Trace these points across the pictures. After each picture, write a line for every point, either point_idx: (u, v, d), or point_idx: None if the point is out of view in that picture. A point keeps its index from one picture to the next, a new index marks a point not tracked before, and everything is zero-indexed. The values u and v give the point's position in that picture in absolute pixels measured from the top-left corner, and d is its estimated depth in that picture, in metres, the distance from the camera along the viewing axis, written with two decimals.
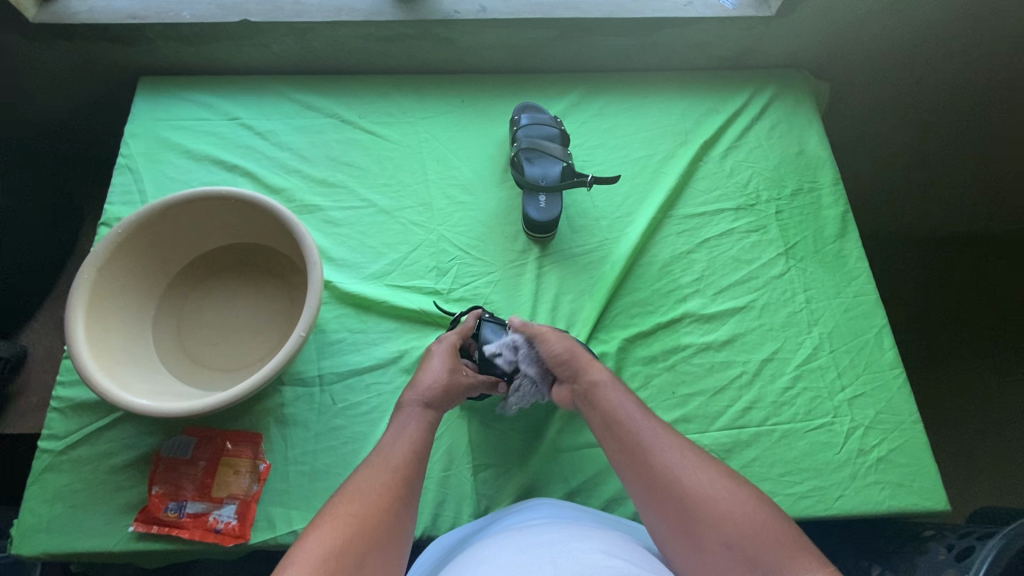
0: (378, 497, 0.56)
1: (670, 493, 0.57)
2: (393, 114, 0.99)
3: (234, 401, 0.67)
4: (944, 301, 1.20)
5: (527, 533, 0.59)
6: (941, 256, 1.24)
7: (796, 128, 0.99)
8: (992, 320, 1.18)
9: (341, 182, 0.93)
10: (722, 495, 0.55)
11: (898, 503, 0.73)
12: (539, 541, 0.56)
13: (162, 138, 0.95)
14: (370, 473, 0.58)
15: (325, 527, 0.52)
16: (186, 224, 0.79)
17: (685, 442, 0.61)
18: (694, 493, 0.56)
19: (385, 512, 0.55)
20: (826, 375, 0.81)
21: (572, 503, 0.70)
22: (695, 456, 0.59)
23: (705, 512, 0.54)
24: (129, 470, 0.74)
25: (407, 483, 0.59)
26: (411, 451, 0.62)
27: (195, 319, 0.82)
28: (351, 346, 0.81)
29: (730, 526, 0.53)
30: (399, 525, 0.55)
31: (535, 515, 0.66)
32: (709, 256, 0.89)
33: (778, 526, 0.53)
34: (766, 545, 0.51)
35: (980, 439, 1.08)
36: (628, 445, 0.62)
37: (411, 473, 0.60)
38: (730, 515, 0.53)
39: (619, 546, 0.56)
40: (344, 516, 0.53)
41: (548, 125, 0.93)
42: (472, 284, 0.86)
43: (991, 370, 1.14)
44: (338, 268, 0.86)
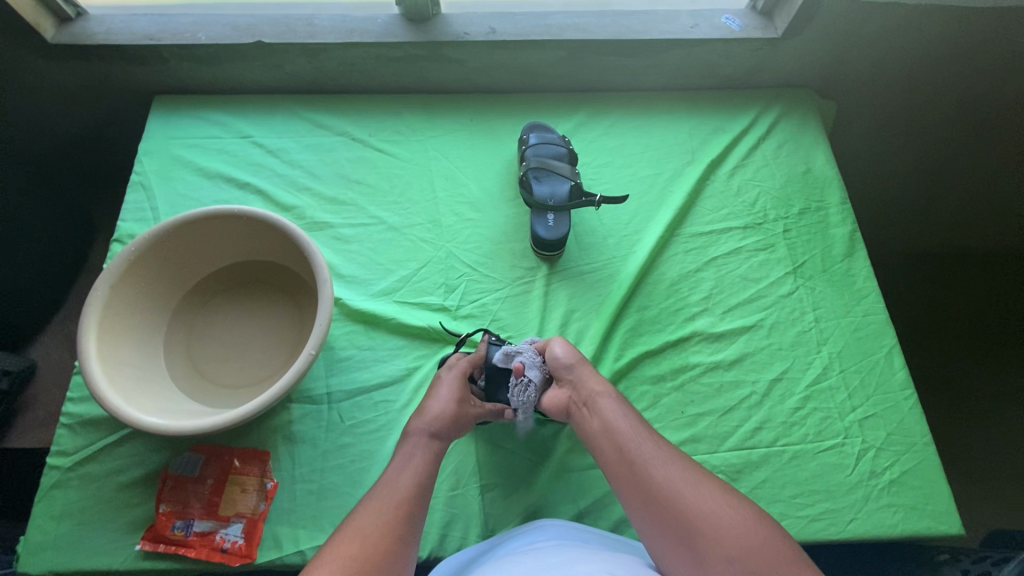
0: (380, 532, 0.56)
1: (670, 510, 0.56)
2: (403, 132, 1.00)
3: (244, 420, 0.67)
4: (953, 320, 1.20)
5: (535, 555, 0.59)
6: (951, 273, 1.23)
7: (803, 147, 1.00)
8: (1004, 340, 1.17)
9: (351, 200, 0.93)
10: (725, 514, 0.54)
11: (912, 527, 0.72)
12: (545, 564, 0.56)
13: (176, 156, 0.96)
14: (372, 508, 0.58)
15: (324, 571, 0.52)
16: (198, 242, 0.80)
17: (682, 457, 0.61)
18: (699, 509, 0.55)
19: (386, 553, 0.55)
20: (837, 396, 0.80)
21: (579, 525, 0.69)
22: (695, 473, 0.59)
23: (707, 530, 0.53)
24: (136, 487, 0.74)
25: (412, 519, 0.59)
26: (416, 484, 0.61)
27: (205, 336, 0.82)
28: (359, 363, 0.82)
29: (737, 544, 0.52)
30: (401, 561, 0.55)
31: (545, 537, 0.65)
32: (716, 274, 0.89)
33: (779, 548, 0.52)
34: (770, 566, 0.50)
35: (993, 462, 1.07)
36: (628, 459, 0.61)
37: (415, 507, 0.60)
38: (731, 535, 0.53)
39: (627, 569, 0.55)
40: (344, 559, 0.53)
41: (555, 144, 0.94)
42: (481, 301, 0.86)
43: (1004, 391, 1.13)
44: (346, 284, 0.87)
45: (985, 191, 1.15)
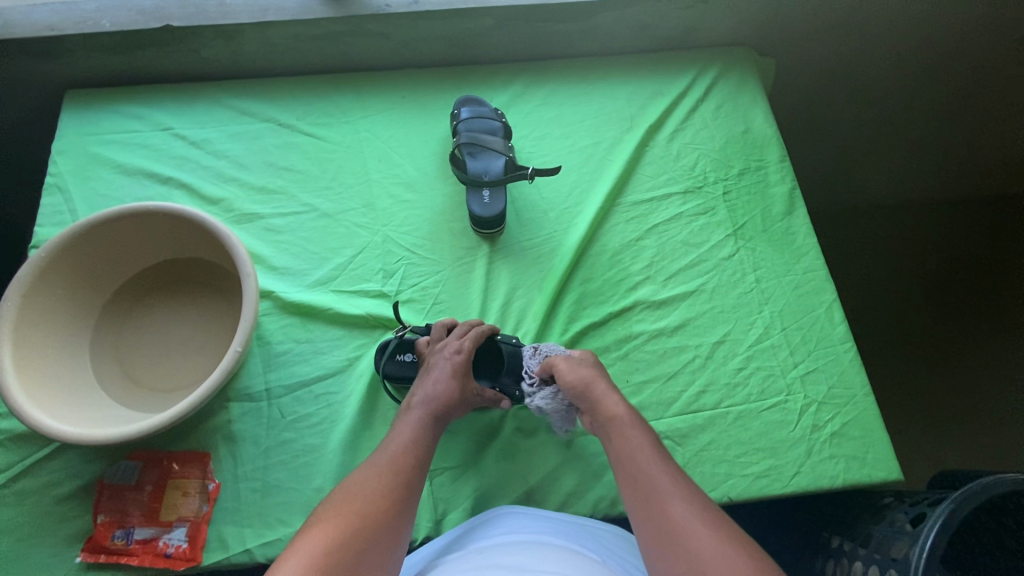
0: (373, 497, 0.58)
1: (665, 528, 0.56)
2: (332, 114, 0.96)
3: (173, 423, 0.65)
4: (912, 271, 1.20)
5: (491, 554, 0.58)
6: (908, 222, 1.24)
7: (742, 106, 0.98)
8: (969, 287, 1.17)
9: (281, 188, 0.90)
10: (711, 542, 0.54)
11: (853, 476, 0.74)
12: (496, 564, 0.55)
13: (92, 153, 0.91)
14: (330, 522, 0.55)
15: (319, 530, 0.54)
16: (117, 242, 0.77)
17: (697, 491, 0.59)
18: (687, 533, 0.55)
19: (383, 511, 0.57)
20: (779, 354, 0.81)
21: (545, 512, 0.68)
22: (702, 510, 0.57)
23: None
24: (72, 500, 0.72)
25: (402, 482, 0.61)
26: (410, 453, 0.63)
27: (134, 341, 0.79)
28: (297, 357, 0.80)
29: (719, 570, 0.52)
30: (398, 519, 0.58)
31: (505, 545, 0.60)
32: (658, 241, 0.88)
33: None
34: None
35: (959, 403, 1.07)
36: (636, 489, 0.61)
37: (412, 472, 0.62)
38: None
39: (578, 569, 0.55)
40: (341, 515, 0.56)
41: (489, 118, 0.90)
42: (420, 284, 0.84)
43: (966, 335, 1.13)
44: (280, 277, 0.84)
45: (933, 136, 1.17)
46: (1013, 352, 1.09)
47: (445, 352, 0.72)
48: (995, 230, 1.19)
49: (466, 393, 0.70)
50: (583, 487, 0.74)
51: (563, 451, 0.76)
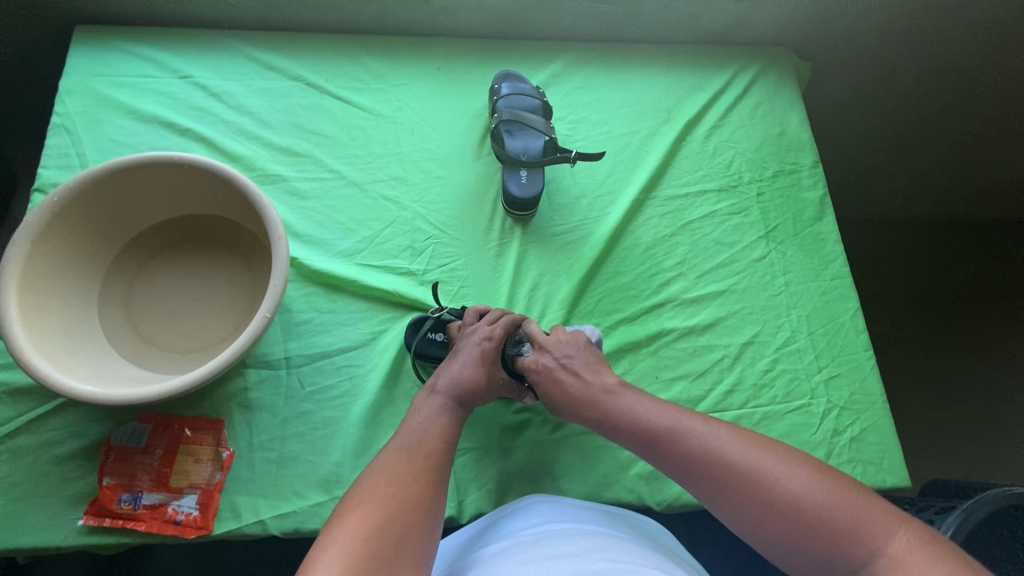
0: (409, 476, 0.54)
1: (726, 479, 0.53)
2: (364, 78, 0.92)
3: (195, 385, 0.62)
4: (919, 286, 1.21)
5: (546, 543, 0.55)
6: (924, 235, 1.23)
7: (779, 107, 0.98)
8: (975, 307, 1.17)
9: (306, 151, 0.86)
10: (782, 475, 0.51)
11: (869, 481, 0.75)
12: (558, 553, 0.53)
13: (104, 96, 0.86)
14: (360, 522, 0.49)
15: (357, 511, 0.50)
16: (134, 192, 0.72)
17: (760, 438, 0.56)
18: (753, 474, 0.52)
19: (420, 490, 0.54)
20: (803, 358, 0.82)
21: (570, 501, 0.67)
22: (787, 459, 0.53)
23: (841, 532, 0.48)
24: (77, 459, 0.68)
25: (434, 460, 0.58)
26: (441, 430, 0.61)
27: (146, 298, 0.75)
28: (319, 327, 0.77)
29: (802, 501, 0.50)
30: (435, 498, 0.54)
31: (546, 540, 0.56)
32: (691, 239, 0.88)
33: (939, 550, 0.45)
34: (839, 513, 0.48)
35: (953, 417, 1.11)
36: (712, 468, 0.54)
37: (441, 451, 0.59)
38: (871, 534, 0.47)
39: (635, 554, 0.54)
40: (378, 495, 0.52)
41: (528, 96, 0.88)
42: (449, 265, 0.82)
43: (969, 355, 1.14)
44: (303, 244, 0.81)
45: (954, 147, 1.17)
46: (1002, 375, 1.11)
47: (475, 337, 0.69)
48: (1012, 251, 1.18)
49: (492, 382, 0.68)
50: (610, 477, 0.74)
51: (588, 441, 0.76)
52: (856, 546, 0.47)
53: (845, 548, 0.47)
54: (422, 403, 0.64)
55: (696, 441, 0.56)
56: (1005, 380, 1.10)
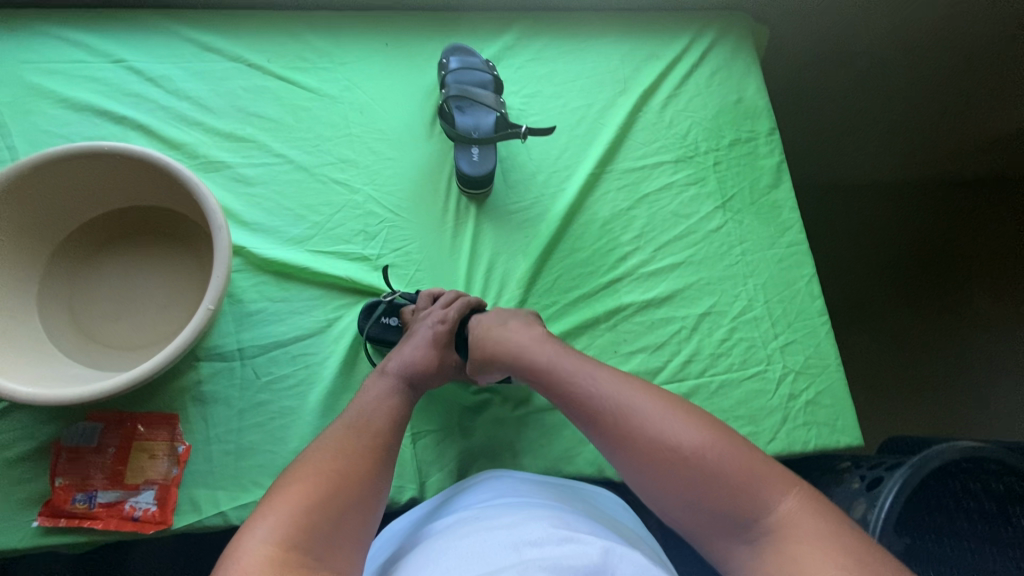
0: (353, 453, 0.55)
1: (638, 440, 0.55)
2: (308, 57, 0.89)
3: (138, 381, 0.61)
4: (881, 254, 1.24)
5: (489, 515, 0.57)
6: (881, 201, 1.26)
7: (735, 74, 0.97)
8: (923, 266, 1.22)
9: (251, 136, 0.83)
10: (690, 437, 0.53)
11: (824, 443, 0.77)
12: (498, 524, 0.54)
13: (32, 85, 0.81)
14: (297, 497, 0.49)
15: (295, 486, 0.50)
16: (68, 184, 0.70)
17: (679, 400, 0.58)
18: (665, 436, 0.54)
19: (363, 468, 0.54)
20: (760, 326, 0.83)
21: (521, 474, 0.67)
22: (698, 420, 0.55)
23: (739, 490, 0.50)
24: (26, 461, 0.67)
25: (386, 446, 0.58)
26: (392, 414, 0.61)
27: (90, 294, 0.73)
28: (272, 317, 0.76)
29: (706, 462, 0.52)
30: (378, 474, 0.55)
31: (490, 512, 0.57)
32: (649, 212, 0.87)
33: (820, 513, 0.49)
34: (740, 475, 0.51)
35: (909, 376, 1.14)
36: (628, 427, 0.56)
37: (391, 434, 0.59)
38: (763, 492, 0.50)
39: (574, 521, 0.56)
40: (319, 472, 0.52)
41: (478, 70, 0.86)
42: (403, 248, 0.81)
43: (918, 313, 1.19)
44: (251, 232, 0.79)
45: (908, 116, 1.19)
46: (944, 330, 1.16)
47: (429, 320, 0.69)
48: (957, 215, 1.23)
49: (444, 364, 0.68)
50: (571, 451, 0.75)
51: (547, 418, 0.76)
52: (749, 507, 0.50)
53: (737, 509, 0.50)
54: (371, 385, 0.64)
55: (618, 401, 0.57)
56: (946, 337, 1.16)
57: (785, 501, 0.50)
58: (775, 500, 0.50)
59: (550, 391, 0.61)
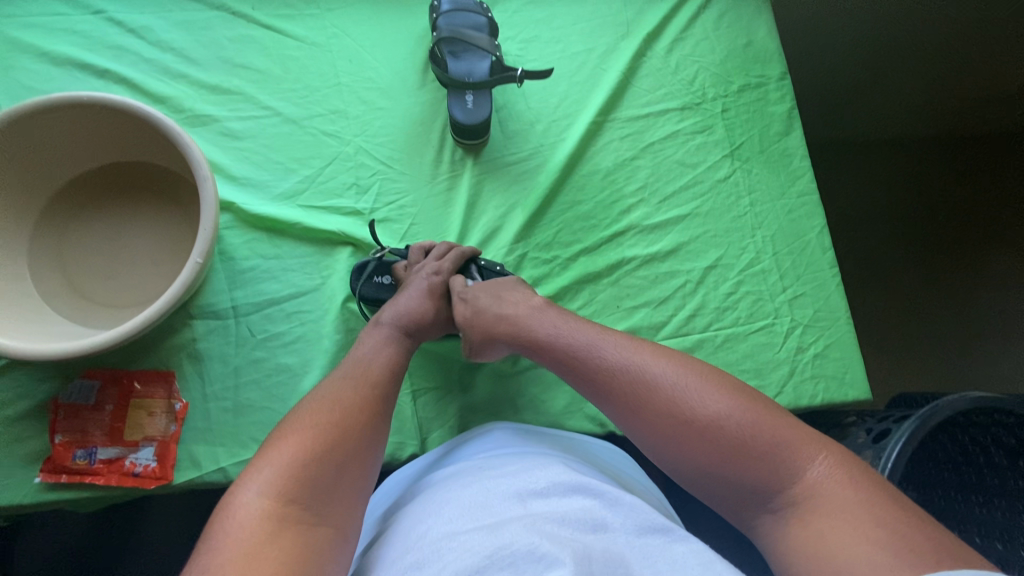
0: (350, 406, 0.53)
1: (652, 407, 0.52)
2: (294, 4, 0.85)
3: (129, 337, 0.60)
4: (900, 212, 1.19)
5: (490, 465, 0.56)
6: (901, 157, 1.21)
7: (745, 15, 0.91)
8: (943, 225, 1.18)
9: (237, 88, 0.80)
10: (708, 402, 0.50)
11: (832, 396, 0.75)
12: (500, 473, 0.53)
13: (9, 38, 0.78)
14: (293, 450, 0.48)
15: (291, 439, 0.49)
16: (50, 138, 0.67)
17: (695, 362, 0.55)
18: (681, 402, 0.51)
19: (360, 420, 0.53)
20: (769, 278, 0.80)
21: (521, 426, 0.67)
22: (720, 384, 0.52)
23: (761, 455, 0.47)
24: (26, 420, 0.67)
25: (383, 398, 0.56)
26: (388, 367, 0.59)
27: (81, 252, 0.72)
28: (266, 274, 0.74)
29: (723, 427, 0.49)
30: (376, 426, 0.54)
31: (492, 462, 0.56)
32: (653, 162, 0.84)
33: (854, 477, 0.45)
34: (762, 441, 0.47)
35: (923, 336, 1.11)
36: (642, 394, 0.53)
37: (388, 386, 0.58)
38: (789, 457, 0.46)
39: (578, 470, 0.55)
40: (315, 425, 0.50)
41: (473, 12, 0.81)
42: (397, 202, 0.78)
43: (936, 272, 1.15)
44: (241, 188, 0.77)
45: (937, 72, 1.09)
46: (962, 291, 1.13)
47: (424, 272, 0.69)
48: (981, 172, 1.18)
49: (440, 316, 0.67)
50: (572, 406, 0.74)
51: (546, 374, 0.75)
52: (774, 475, 0.46)
53: (761, 477, 0.47)
54: (367, 335, 0.63)
55: (630, 367, 0.55)
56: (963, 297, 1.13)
57: (815, 466, 0.46)
58: (804, 465, 0.46)
59: (555, 354, 0.60)
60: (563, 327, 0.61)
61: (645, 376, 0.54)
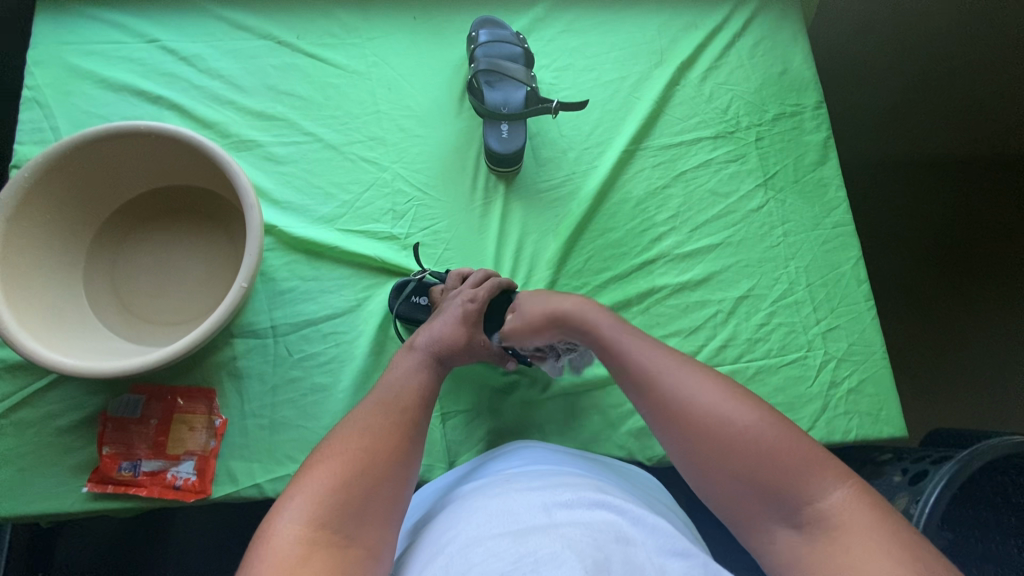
0: (382, 431, 0.55)
1: (678, 419, 0.53)
2: (337, 33, 0.88)
3: (175, 357, 0.62)
4: (941, 240, 1.15)
5: (518, 479, 0.56)
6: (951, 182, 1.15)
7: (781, 44, 0.91)
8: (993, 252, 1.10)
9: (281, 114, 0.83)
10: (732, 420, 0.51)
11: (865, 433, 0.74)
12: (528, 485, 0.54)
13: (72, 65, 0.83)
14: (328, 474, 0.49)
15: (328, 464, 0.50)
16: (108, 164, 0.71)
17: (724, 378, 0.55)
18: (703, 416, 0.52)
19: (391, 445, 0.54)
20: (802, 310, 0.79)
21: (549, 447, 0.66)
22: (746, 402, 0.52)
23: (776, 478, 0.48)
24: (76, 430, 0.70)
25: (413, 423, 0.57)
26: (419, 391, 0.60)
27: (131, 271, 0.75)
28: (304, 296, 0.77)
29: (741, 447, 0.49)
30: (407, 451, 0.55)
31: (520, 476, 0.57)
32: (685, 190, 0.84)
33: (872, 512, 0.45)
34: (778, 465, 0.48)
35: (961, 367, 1.07)
36: (669, 406, 0.54)
37: (418, 411, 0.59)
38: (804, 484, 0.47)
39: (607, 490, 0.55)
40: (350, 451, 0.52)
41: (509, 43, 0.83)
42: (431, 227, 0.80)
43: (979, 301, 1.09)
44: (282, 211, 0.79)
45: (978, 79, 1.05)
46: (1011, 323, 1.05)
47: (458, 299, 0.69)
48: None
49: (472, 344, 0.67)
50: (600, 435, 0.74)
51: (575, 401, 0.76)
52: (786, 500, 0.47)
53: (772, 499, 0.48)
54: (401, 360, 0.65)
55: (660, 377, 0.55)
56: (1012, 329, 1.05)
57: (831, 496, 0.46)
58: (819, 494, 0.46)
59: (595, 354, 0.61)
60: (605, 333, 0.61)
61: (669, 386, 0.54)
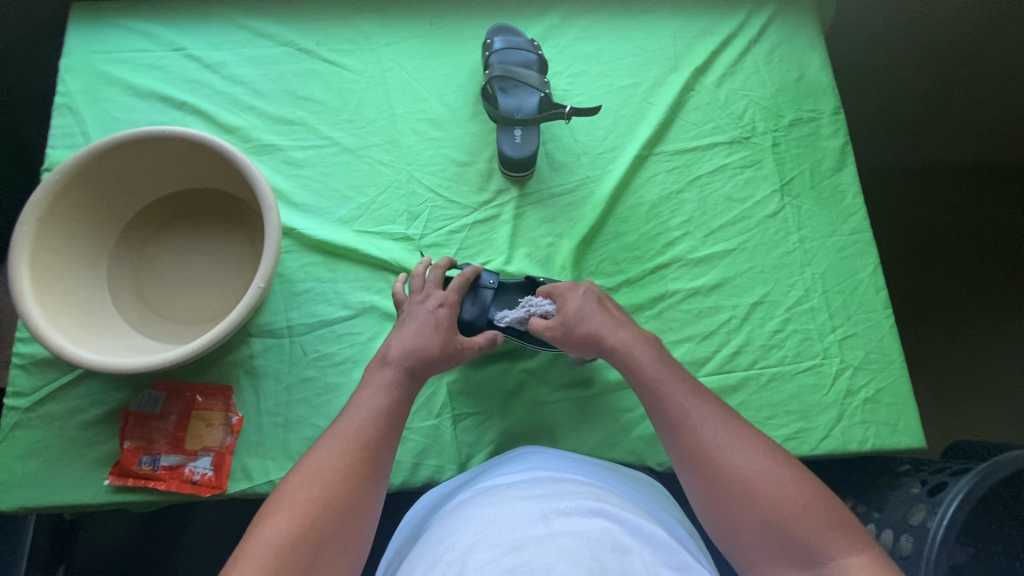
0: (340, 469, 0.54)
1: (706, 464, 0.55)
2: (355, 40, 0.90)
3: (195, 354, 0.64)
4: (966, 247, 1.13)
5: (516, 488, 0.56)
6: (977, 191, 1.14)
7: (798, 50, 0.91)
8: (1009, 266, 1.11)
9: (300, 119, 0.85)
10: (759, 474, 0.53)
11: (882, 443, 0.73)
12: (525, 497, 0.54)
13: (103, 73, 0.86)
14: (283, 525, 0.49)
15: (280, 514, 0.50)
16: (132, 168, 0.73)
17: (754, 433, 0.57)
18: (731, 465, 0.54)
19: (349, 482, 0.53)
20: (817, 317, 0.78)
21: (550, 453, 0.66)
22: (774, 459, 0.54)
23: (797, 535, 0.49)
24: (98, 425, 0.72)
25: (372, 455, 0.56)
26: (380, 419, 0.59)
27: (153, 272, 0.78)
28: (320, 296, 0.78)
29: (768, 498, 0.51)
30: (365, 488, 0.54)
31: (519, 485, 0.57)
32: (699, 195, 0.84)
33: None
34: (800, 523, 0.49)
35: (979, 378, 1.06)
36: (699, 450, 0.56)
37: (378, 442, 0.57)
38: (822, 546, 0.48)
39: (603, 501, 0.54)
40: (303, 499, 0.51)
41: (523, 49, 0.84)
42: (445, 230, 0.81)
43: (998, 312, 1.09)
44: (300, 213, 0.81)
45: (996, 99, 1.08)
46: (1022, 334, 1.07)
47: (427, 305, 0.68)
48: None
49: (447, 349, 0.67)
50: (610, 439, 0.74)
51: (585, 404, 0.76)
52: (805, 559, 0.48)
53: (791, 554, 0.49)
54: (373, 375, 0.63)
55: (692, 420, 0.57)
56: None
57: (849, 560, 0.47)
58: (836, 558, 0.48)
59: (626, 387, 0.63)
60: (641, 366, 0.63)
61: (701, 430, 0.56)
